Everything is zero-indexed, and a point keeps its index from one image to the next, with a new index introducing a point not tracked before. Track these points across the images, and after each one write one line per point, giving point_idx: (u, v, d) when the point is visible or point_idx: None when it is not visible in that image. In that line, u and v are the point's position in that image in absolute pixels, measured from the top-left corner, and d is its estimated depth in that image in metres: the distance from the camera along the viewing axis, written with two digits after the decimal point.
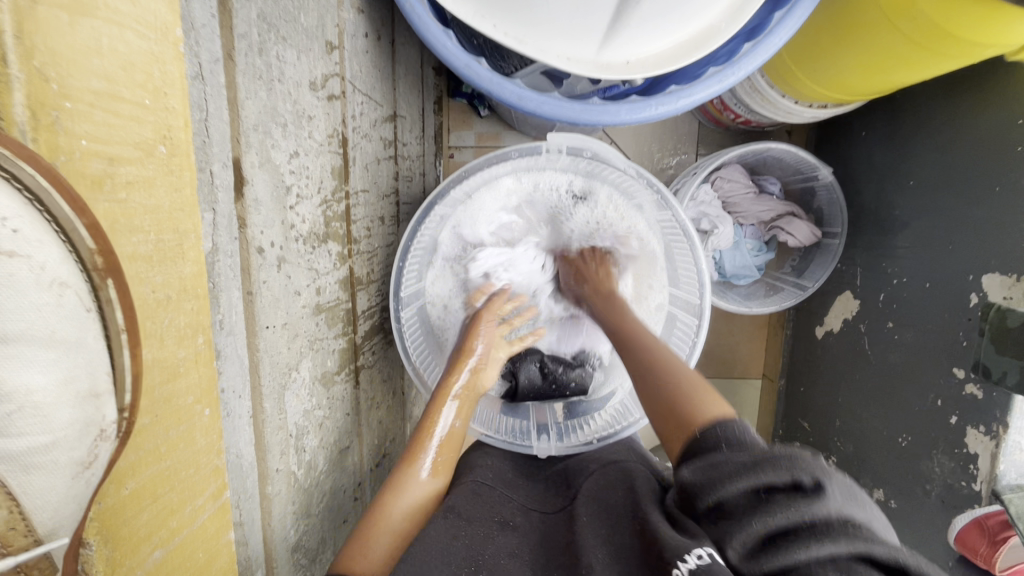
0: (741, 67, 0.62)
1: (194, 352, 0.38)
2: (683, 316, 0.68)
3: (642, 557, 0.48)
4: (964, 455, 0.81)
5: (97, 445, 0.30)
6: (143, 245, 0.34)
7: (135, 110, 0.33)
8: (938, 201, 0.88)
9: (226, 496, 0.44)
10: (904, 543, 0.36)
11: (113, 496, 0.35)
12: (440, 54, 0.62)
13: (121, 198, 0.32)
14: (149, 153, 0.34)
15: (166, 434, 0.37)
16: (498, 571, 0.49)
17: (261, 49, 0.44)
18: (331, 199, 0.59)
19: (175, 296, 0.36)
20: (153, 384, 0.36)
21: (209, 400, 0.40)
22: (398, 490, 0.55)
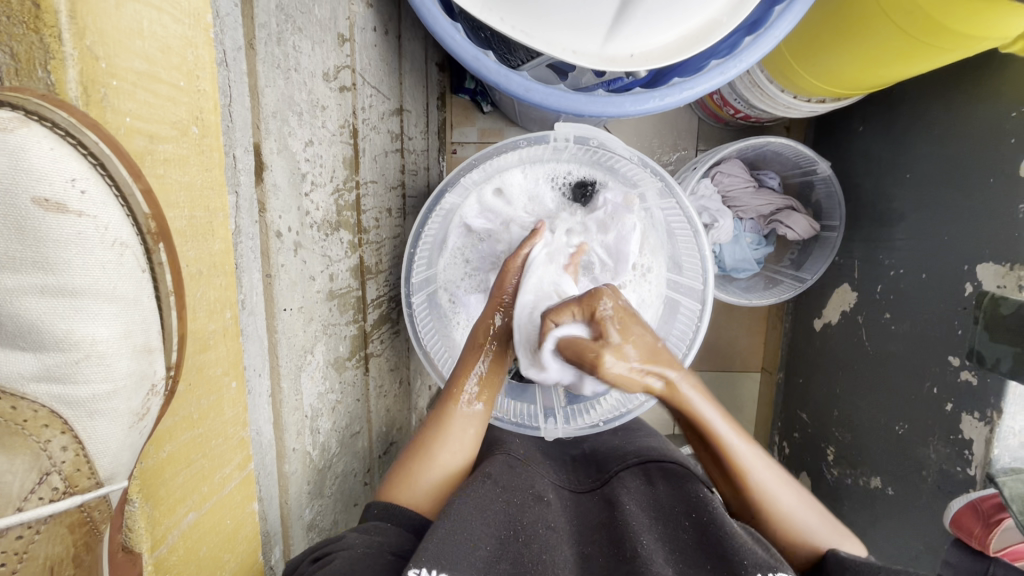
0: (742, 59, 0.64)
1: (223, 326, 0.41)
2: (686, 303, 0.69)
3: (696, 551, 0.49)
4: (959, 441, 0.83)
5: (149, 399, 0.36)
6: (179, 220, 0.36)
7: (172, 91, 0.35)
8: (934, 193, 0.90)
9: (251, 467, 0.47)
10: None
11: (152, 457, 0.39)
12: (449, 47, 0.64)
13: (158, 174, 0.35)
14: (185, 133, 0.36)
15: (198, 402, 0.41)
16: (542, 543, 0.49)
17: (280, 38, 0.45)
18: (343, 189, 0.61)
19: (206, 272, 0.39)
20: (187, 354, 0.39)
21: (236, 372, 0.43)
22: (442, 431, 0.59)
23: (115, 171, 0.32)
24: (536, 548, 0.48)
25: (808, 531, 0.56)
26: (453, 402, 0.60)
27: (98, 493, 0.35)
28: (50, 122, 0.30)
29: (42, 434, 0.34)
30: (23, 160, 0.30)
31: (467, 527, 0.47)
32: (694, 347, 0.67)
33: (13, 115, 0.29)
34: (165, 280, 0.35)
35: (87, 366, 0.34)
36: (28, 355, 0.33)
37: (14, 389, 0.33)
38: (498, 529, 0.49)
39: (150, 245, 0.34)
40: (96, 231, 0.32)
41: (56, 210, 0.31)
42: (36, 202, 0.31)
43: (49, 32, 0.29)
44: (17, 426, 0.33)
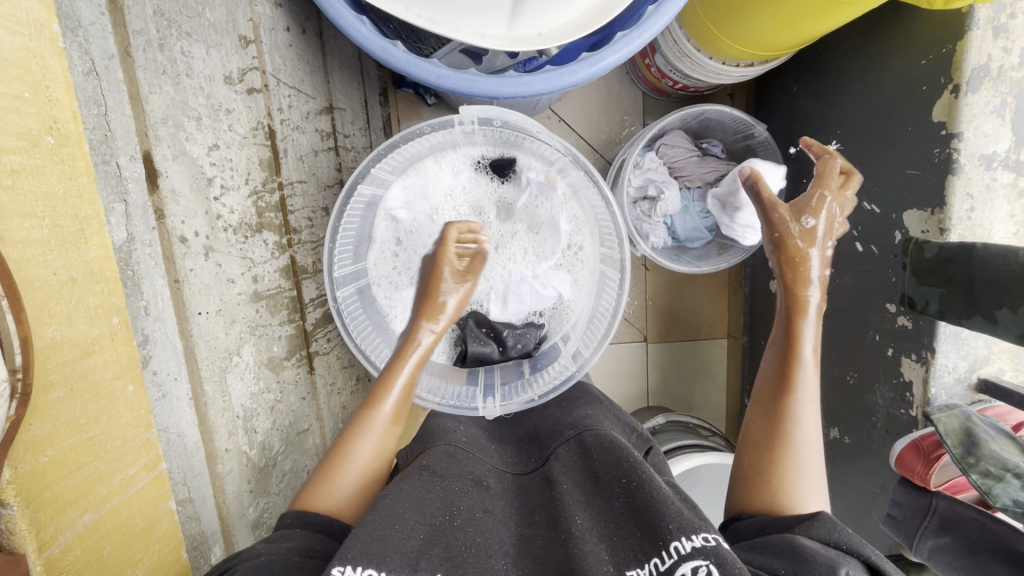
0: (646, 28, 0.64)
1: (109, 332, 0.36)
2: (610, 273, 0.72)
3: (626, 517, 0.50)
4: (901, 384, 0.85)
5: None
6: (38, 230, 0.31)
7: (13, 102, 0.30)
8: (862, 146, 0.92)
9: (162, 467, 0.42)
10: None
11: (30, 462, 0.32)
12: (356, 41, 0.64)
13: (5, 184, 0.29)
14: (35, 143, 0.31)
15: (84, 407, 0.35)
16: (477, 527, 0.51)
17: (161, 44, 0.45)
18: (262, 190, 0.61)
19: (81, 279, 0.34)
20: (67, 361, 0.34)
21: (132, 375, 0.38)
22: (359, 436, 0.56)
23: None
24: (471, 532, 0.50)
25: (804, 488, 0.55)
26: (379, 401, 0.58)
27: None
28: None
29: None
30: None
31: (398, 519, 0.48)
32: (619, 315, 0.69)
33: None
34: None
35: None
36: None
37: None
38: (432, 517, 0.51)
39: None
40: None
41: None
42: None
43: None
44: None
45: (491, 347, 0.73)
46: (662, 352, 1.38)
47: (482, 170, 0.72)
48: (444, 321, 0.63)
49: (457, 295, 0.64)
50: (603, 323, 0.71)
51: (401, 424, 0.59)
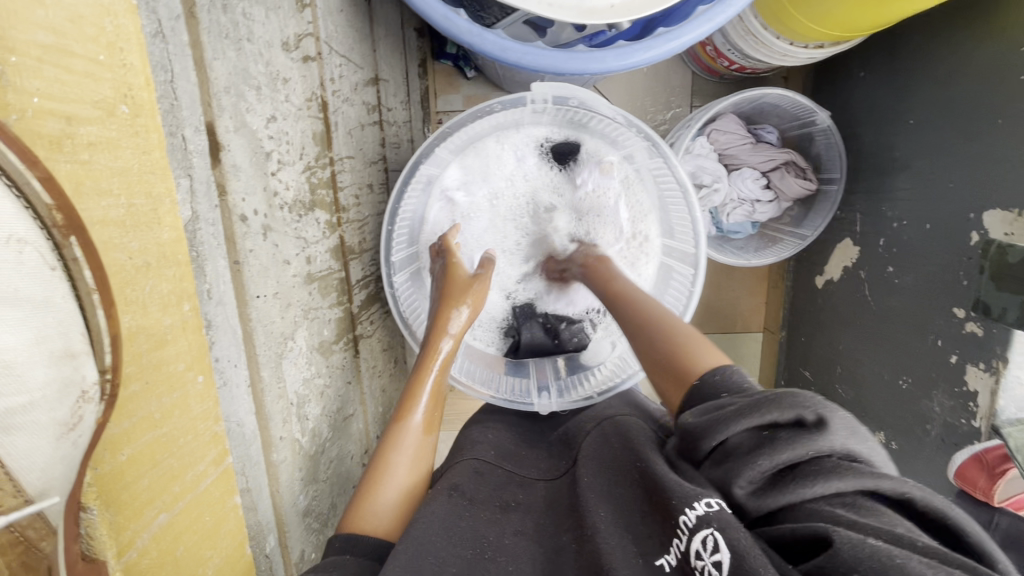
0: (731, 4, 0.60)
1: (181, 320, 0.39)
2: (679, 268, 0.67)
3: (645, 505, 0.47)
4: (964, 393, 0.82)
5: (80, 406, 0.31)
6: (114, 210, 0.34)
7: (89, 65, 0.32)
8: (938, 139, 0.86)
9: (228, 462, 0.46)
10: (815, 417, 0.39)
11: (109, 462, 0.36)
12: (417, 8, 0.59)
13: (83, 158, 0.32)
14: (109, 113, 0.33)
15: (159, 401, 0.39)
16: (507, 555, 0.48)
17: (225, 5, 0.41)
18: (315, 166, 0.58)
19: (155, 263, 0.36)
20: (143, 352, 0.37)
21: (200, 367, 0.41)
22: (393, 450, 0.54)
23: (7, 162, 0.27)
24: (503, 562, 0.48)
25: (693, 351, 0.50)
26: (407, 412, 0.56)
27: (28, 513, 0.29)
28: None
29: None
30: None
31: (428, 551, 0.47)
32: (687, 313, 0.63)
33: None
34: (84, 276, 0.31)
35: None
36: None
37: None
38: (463, 549, 0.48)
39: (59, 240, 0.29)
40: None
41: None
42: None
43: None
44: None
45: (546, 339, 0.71)
46: None
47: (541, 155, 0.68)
48: (458, 328, 0.59)
49: (469, 305, 0.60)
50: None
51: (434, 435, 0.57)
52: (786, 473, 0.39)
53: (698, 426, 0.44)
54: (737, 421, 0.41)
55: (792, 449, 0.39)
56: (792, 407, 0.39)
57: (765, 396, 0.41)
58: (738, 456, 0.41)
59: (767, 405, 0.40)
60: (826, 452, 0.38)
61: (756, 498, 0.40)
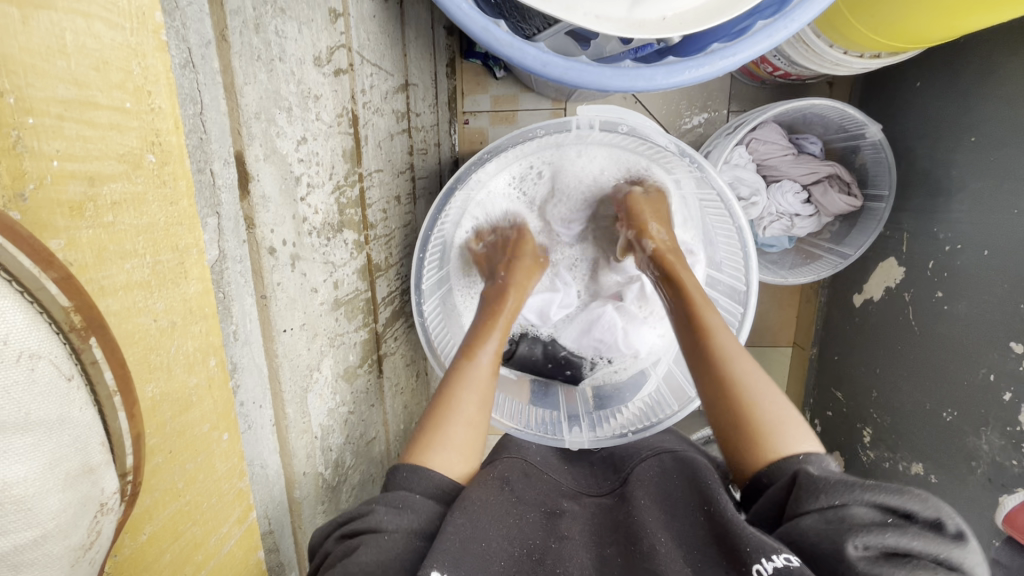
0: (794, 18, 0.55)
1: (207, 378, 0.35)
2: (724, 300, 0.64)
3: (711, 543, 0.45)
4: (1016, 434, 0.77)
5: (99, 521, 0.25)
6: (140, 270, 0.29)
7: (115, 116, 0.27)
8: (1004, 159, 0.80)
9: (252, 517, 0.41)
10: (955, 529, 0.40)
11: (129, 546, 0.31)
12: (455, 18, 0.56)
13: (107, 222, 0.27)
14: (136, 166, 0.28)
15: (183, 468, 0.34)
16: (558, 556, 0.46)
17: (257, 25, 0.39)
18: (344, 185, 0.55)
19: (181, 322, 0.32)
20: (166, 419, 0.32)
21: (227, 424, 0.37)
22: (460, 384, 0.54)
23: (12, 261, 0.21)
24: (552, 563, 0.45)
25: (777, 416, 0.50)
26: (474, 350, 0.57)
27: None
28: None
29: None
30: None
31: (482, 537, 0.44)
32: None
33: None
34: (103, 378, 0.24)
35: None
36: None
37: None
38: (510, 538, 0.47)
39: (77, 344, 0.23)
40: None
41: None
42: None
43: None
44: None
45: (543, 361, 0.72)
46: None
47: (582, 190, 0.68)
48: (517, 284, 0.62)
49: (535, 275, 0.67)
50: None
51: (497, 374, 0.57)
52: (903, 553, 0.39)
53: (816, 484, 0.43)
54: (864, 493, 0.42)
55: (920, 537, 0.39)
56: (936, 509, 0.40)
57: (896, 485, 0.42)
58: (861, 523, 0.40)
59: (904, 494, 0.41)
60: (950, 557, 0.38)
61: (864, 563, 0.39)
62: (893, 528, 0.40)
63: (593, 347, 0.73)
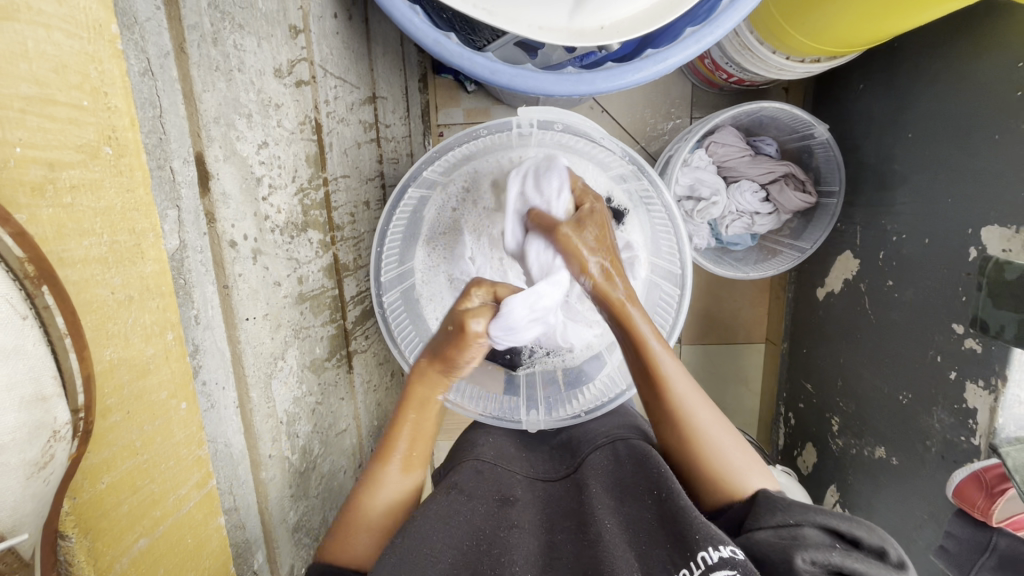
0: (718, 25, 0.60)
1: (163, 349, 0.38)
2: (666, 285, 0.67)
3: (654, 527, 0.48)
4: (963, 410, 0.81)
5: (51, 445, 0.29)
6: (96, 247, 0.33)
7: (72, 112, 0.31)
8: (937, 152, 0.85)
9: (212, 484, 0.45)
10: (898, 559, 0.45)
11: (88, 491, 0.35)
12: (408, 32, 0.60)
13: (66, 202, 0.31)
14: (93, 156, 0.32)
15: (141, 428, 0.38)
16: (505, 544, 0.49)
17: (215, 38, 0.43)
18: (308, 188, 0.59)
19: (137, 296, 0.36)
20: (125, 382, 0.36)
21: (185, 393, 0.41)
22: (373, 490, 0.55)
23: None
24: (497, 554, 0.47)
25: (733, 462, 0.54)
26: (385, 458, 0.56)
27: (6, 546, 0.28)
28: None
29: None
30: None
31: (426, 544, 0.47)
32: (676, 332, 0.65)
33: None
34: (56, 321, 0.29)
35: None
36: None
37: None
38: (461, 541, 0.49)
39: (31, 291, 0.28)
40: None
41: None
42: None
43: None
44: None
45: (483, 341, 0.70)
46: (696, 353, 1.33)
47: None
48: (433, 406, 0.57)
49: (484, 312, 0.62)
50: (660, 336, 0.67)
51: (417, 470, 0.57)
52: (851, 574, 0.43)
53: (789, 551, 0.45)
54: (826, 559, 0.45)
55: (864, 560, 0.43)
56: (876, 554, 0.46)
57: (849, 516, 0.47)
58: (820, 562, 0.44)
59: (853, 524, 0.46)
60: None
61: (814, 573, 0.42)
62: (842, 551, 0.43)
63: (535, 335, 0.70)
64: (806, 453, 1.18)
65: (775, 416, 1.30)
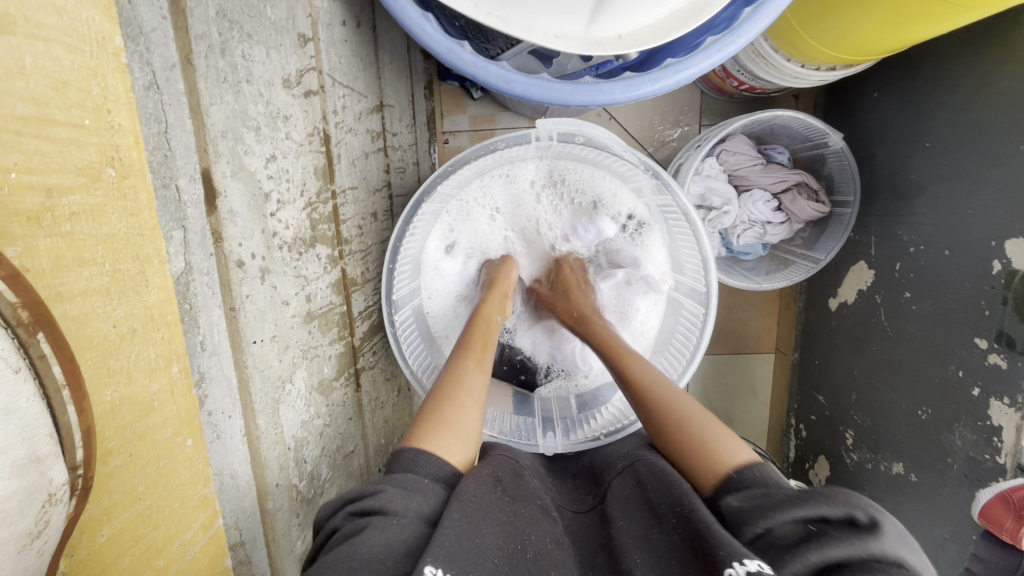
0: (741, 34, 0.58)
1: (169, 383, 0.36)
2: (688, 304, 0.66)
3: (683, 553, 0.44)
4: (988, 428, 0.79)
5: (46, 512, 0.26)
6: (97, 278, 0.31)
7: (73, 132, 0.29)
8: (957, 163, 0.84)
9: (218, 523, 0.43)
10: (868, 518, 0.39)
11: (86, 546, 0.33)
12: (421, 40, 0.58)
13: (65, 230, 0.29)
14: (95, 178, 0.30)
15: (143, 472, 0.36)
16: (552, 559, 0.45)
17: (223, 48, 0.41)
18: (317, 201, 0.56)
19: (141, 328, 0.34)
20: (126, 422, 0.34)
21: (191, 429, 0.38)
22: (457, 384, 0.55)
23: None
24: (546, 566, 0.44)
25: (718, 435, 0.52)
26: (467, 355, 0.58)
27: None
28: None
29: None
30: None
31: (475, 531, 0.43)
32: (700, 353, 0.62)
33: None
34: (52, 372, 0.26)
35: None
36: None
37: None
38: (507, 535, 0.45)
39: (25, 338, 0.25)
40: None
41: None
42: None
43: None
44: None
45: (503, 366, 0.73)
46: (705, 364, 1.31)
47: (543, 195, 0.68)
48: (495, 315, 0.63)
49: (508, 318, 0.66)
50: (681, 356, 0.65)
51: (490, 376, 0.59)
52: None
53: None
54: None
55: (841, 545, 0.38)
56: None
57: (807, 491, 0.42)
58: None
59: (814, 497, 0.41)
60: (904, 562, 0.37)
61: None
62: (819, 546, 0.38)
63: (550, 356, 0.74)
64: (819, 467, 1.16)
65: (786, 428, 1.28)
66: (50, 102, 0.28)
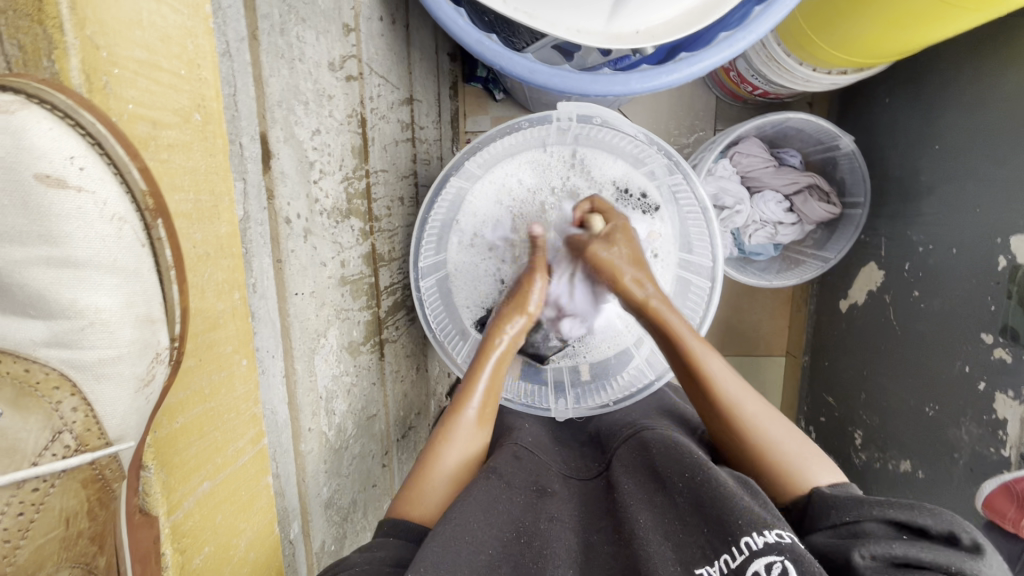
0: (752, 30, 0.62)
1: (231, 307, 0.45)
2: (695, 282, 0.71)
3: (687, 513, 0.48)
4: (993, 422, 0.80)
5: (154, 367, 0.39)
6: (183, 203, 0.40)
7: (173, 79, 0.38)
8: (964, 164, 0.86)
9: (264, 442, 0.50)
10: (972, 542, 0.42)
11: (166, 427, 0.42)
12: (452, 33, 0.63)
13: (163, 158, 0.38)
14: (186, 120, 0.39)
15: (209, 376, 0.44)
16: (544, 538, 0.49)
17: (282, 28, 0.46)
18: (353, 176, 0.61)
19: (213, 254, 0.42)
20: (197, 331, 0.42)
21: (246, 351, 0.47)
22: (448, 442, 0.59)
23: (112, 150, 0.34)
24: (539, 545, 0.48)
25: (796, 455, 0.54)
26: (463, 404, 0.61)
27: (108, 453, 0.39)
28: (50, 105, 0.33)
29: (53, 395, 0.37)
30: (23, 139, 0.33)
31: (469, 534, 0.47)
32: (705, 324, 0.69)
33: (15, 98, 0.32)
34: (165, 255, 0.38)
35: (92, 332, 0.37)
36: (37, 323, 0.37)
37: (25, 353, 0.37)
38: (500, 531, 0.49)
39: (148, 221, 0.37)
40: (96, 206, 0.35)
41: (56, 186, 0.34)
42: (39, 178, 0.34)
43: (51, 23, 0.32)
44: (30, 387, 0.37)
45: None
46: None
47: (549, 184, 0.72)
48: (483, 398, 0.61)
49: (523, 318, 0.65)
50: None
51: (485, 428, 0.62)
52: (911, 563, 0.41)
53: (834, 503, 0.48)
54: (881, 509, 0.45)
55: (935, 550, 0.41)
56: (946, 522, 0.43)
57: (919, 505, 0.45)
58: (873, 538, 0.44)
59: (917, 510, 0.44)
60: (967, 565, 0.40)
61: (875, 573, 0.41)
62: (907, 542, 0.43)
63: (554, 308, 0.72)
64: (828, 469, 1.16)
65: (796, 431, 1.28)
66: (159, 50, 0.37)
